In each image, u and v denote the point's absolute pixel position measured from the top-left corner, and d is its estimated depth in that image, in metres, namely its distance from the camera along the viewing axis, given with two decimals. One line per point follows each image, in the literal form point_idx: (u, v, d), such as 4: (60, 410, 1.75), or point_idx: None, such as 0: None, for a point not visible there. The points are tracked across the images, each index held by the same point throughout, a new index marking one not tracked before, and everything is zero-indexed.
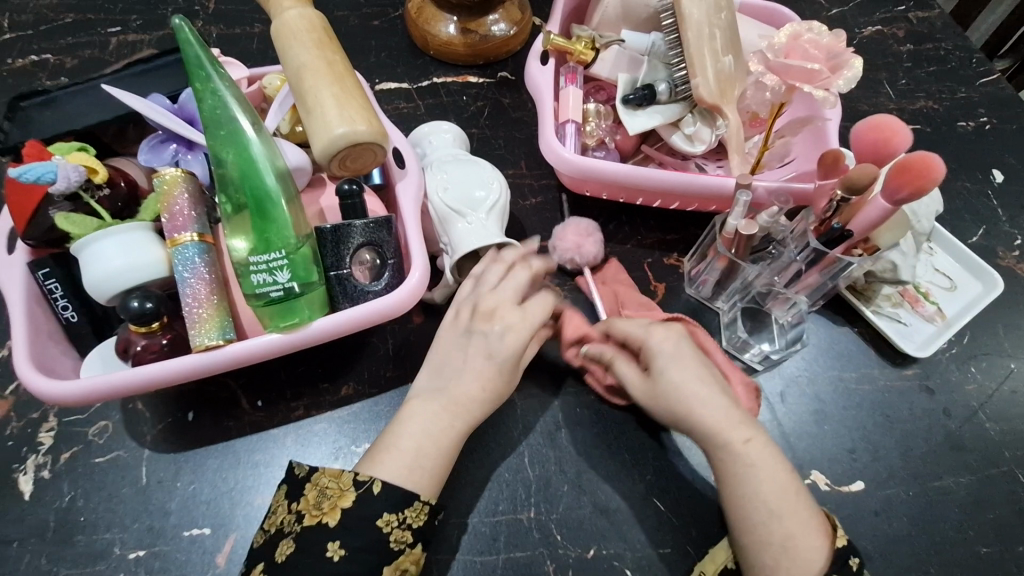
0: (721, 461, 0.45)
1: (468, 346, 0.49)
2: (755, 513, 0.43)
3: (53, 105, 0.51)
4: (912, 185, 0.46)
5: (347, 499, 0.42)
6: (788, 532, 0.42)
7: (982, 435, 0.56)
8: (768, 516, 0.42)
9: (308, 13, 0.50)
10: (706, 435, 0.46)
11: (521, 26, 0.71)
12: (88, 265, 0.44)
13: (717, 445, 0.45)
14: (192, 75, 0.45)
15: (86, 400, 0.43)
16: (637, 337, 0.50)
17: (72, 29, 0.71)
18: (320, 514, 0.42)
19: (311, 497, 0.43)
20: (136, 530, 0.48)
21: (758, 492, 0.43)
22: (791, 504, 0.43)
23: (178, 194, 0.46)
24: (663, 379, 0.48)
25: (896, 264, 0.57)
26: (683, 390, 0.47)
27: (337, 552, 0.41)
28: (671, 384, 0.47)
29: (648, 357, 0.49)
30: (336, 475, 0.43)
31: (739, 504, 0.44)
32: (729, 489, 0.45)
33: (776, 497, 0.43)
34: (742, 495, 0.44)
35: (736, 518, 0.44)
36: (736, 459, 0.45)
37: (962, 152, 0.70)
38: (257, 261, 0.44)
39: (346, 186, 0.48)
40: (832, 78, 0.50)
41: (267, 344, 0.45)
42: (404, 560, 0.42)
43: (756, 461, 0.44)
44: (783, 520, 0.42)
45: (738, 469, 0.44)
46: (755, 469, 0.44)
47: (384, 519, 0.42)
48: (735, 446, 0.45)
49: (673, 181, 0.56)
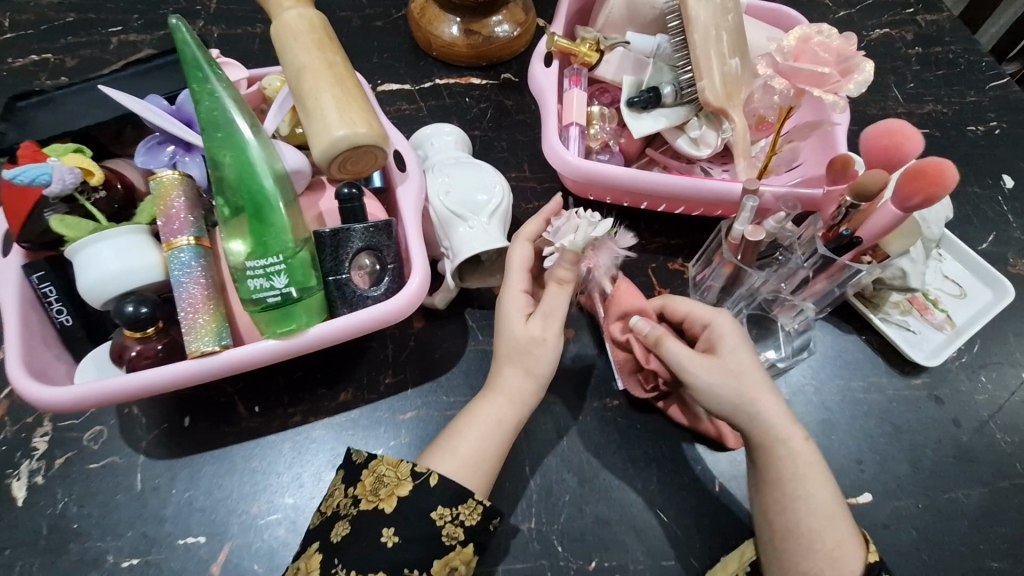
0: (779, 458, 0.45)
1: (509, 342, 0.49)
2: (802, 518, 0.43)
3: (49, 105, 0.51)
4: (924, 192, 0.45)
5: (404, 488, 0.44)
6: (836, 540, 0.43)
7: (993, 447, 0.55)
8: (818, 521, 0.43)
9: (309, 13, 0.50)
10: (768, 431, 0.45)
11: (525, 27, 0.70)
12: (83, 269, 0.43)
13: (777, 441, 0.45)
14: (189, 76, 0.44)
15: (78, 406, 0.42)
16: (704, 316, 0.50)
17: (73, 28, 0.71)
18: (376, 500, 0.43)
19: (368, 484, 0.45)
20: (130, 539, 0.48)
21: (810, 498, 0.44)
22: (838, 511, 0.44)
23: (173, 197, 0.45)
24: (732, 359, 0.47)
25: (905, 272, 0.56)
26: (752, 374, 0.47)
27: (391, 538, 0.42)
28: (741, 365, 0.47)
29: (715, 337, 0.48)
30: (394, 465, 0.45)
31: (785, 509, 0.44)
32: (770, 493, 0.45)
33: (825, 504, 0.44)
34: (794, 498, 0.44)
35: (779, 521, 0.44)
36: (795, 461, 0.45)
37: (972, 157, 0.69)
38: (254, 265, 0.43)
39: (346, 189, 0.47)
40: (842, 82, 0.48)
41: (265, 351, 0.44)
42: (453, 557, 0.43)
43: (811, 465, 0.45)
44: (832, 528, 0.43)
45: (790, 472, 0.44)
46: (809, 474, 0.45)
47: (438, 512, 0.43)
48: (797, 446, 0.45)
49: (678, 186, 0.55)
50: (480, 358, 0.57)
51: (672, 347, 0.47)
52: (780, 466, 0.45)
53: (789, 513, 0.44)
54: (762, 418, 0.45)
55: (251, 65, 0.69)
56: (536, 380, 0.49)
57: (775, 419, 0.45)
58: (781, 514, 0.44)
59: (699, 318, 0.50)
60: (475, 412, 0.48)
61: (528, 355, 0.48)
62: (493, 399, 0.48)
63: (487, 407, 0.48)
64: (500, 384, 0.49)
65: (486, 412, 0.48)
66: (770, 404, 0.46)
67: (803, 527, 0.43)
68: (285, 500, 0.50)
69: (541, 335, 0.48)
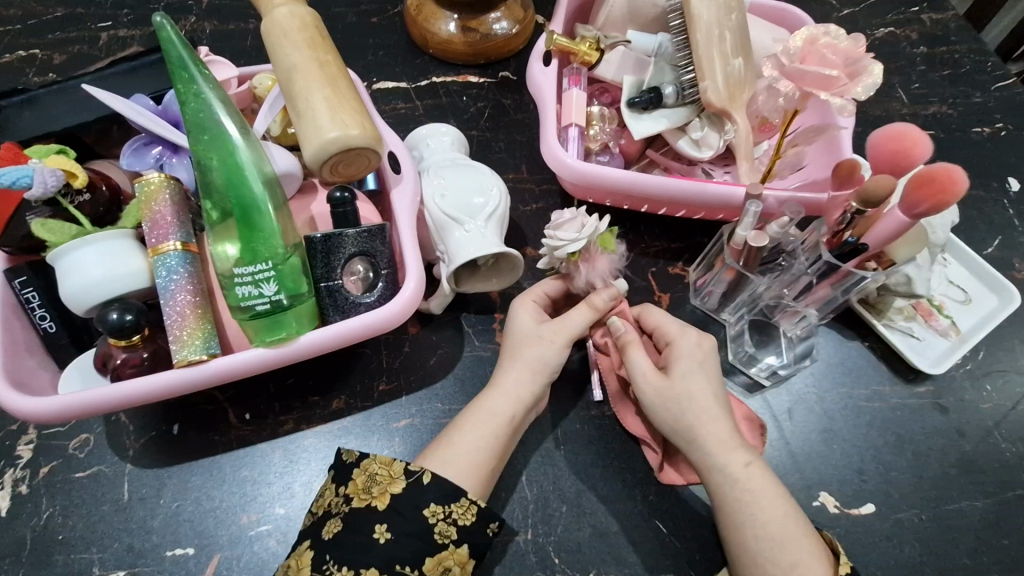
0: (717, 486, 0.44)
1: (514, 360, 0.49)
2: (755, 543, 0.42)
3: (32, 105, 0.49)
4: (933, 199, 0.44)
5: (396, 485, 0.43)
6: (793, 560, 0.41)
7: (998, 457, 0.54)
8: (774, 546, 0.41)
9: (300, 10, 0.48)
10: (706, 456, 0.45)
11: (523, 24, 0.69)
12: (65, 275, 0.42)
13: (713, 468, 0.45)
14: (174, 76, 0.43)
15: (60, 417, 0.41)
16: (670, 333, 0.50)
17: (61, 23, 0.69)
18: (369, 498, 0.42)
19: (360, 483, 0.43)
20: (116, 550, 0.47)
21: (759, 521, 0.42)
22: (796, 530, 0.42)
23: (159, 202, 0.44)
24: (679, 383, 0.47)
25: (910, 278, 0.55)
26: (700, 401, 0.46)
27: (384, 535, 0.41)
28: (687, 390, 0.47)
29: (672, 355, 0.48)
30: (387, 463, 0.44)
31: (738, 539, 0.43)
32: (725, 520, 0.44)
33: (780, 526, 0.42)
34: (742, 525, 0.43)
35: (736, 547, 0.43)
36: (735, 488, 0.44)
37: (978, 160, 0.68)
38: (242, 272, 0.42)
39: (338, 194, 0.45)
40: (850, 85, 0.47)
41: (252, 360, 0.42)
42: (447, 557, 0.42)
43: (759, 488, 0.43)
44: (787, 549, 0.41)
45: (733, 496, 0.44)
46: (758, 497, 0.43)
47: (431, 509, 0.42)
48: (735, 471, 0.44)
49: (680, 189, 0.54)
50: (476, 365, 0.55)
51: (635, 357, 0.48)
52: (723, 492, 0.44)
53: (742, 537, 0.43)
54: (700, 445, 0.45)
55: (244, 62, 0.68)
56: (530, 374, 0.49)
57: (714, 447, 0.45)
58: (737, 541, 0.43)
59: (666, 334, 0.50)
60: (480, 407, 0.48)
61: (533, 353, 0.49)
62: (496, 396, 0.48)
63: (489, 401, 0.48)
64: (502, 380, 0.49)
65: (490, 407, 0.47)
66: (712, 433, 0.45)
67: (756, 553, 0.42)
68: (276, 510, 0.49)
69: (549, 337, 0.49)
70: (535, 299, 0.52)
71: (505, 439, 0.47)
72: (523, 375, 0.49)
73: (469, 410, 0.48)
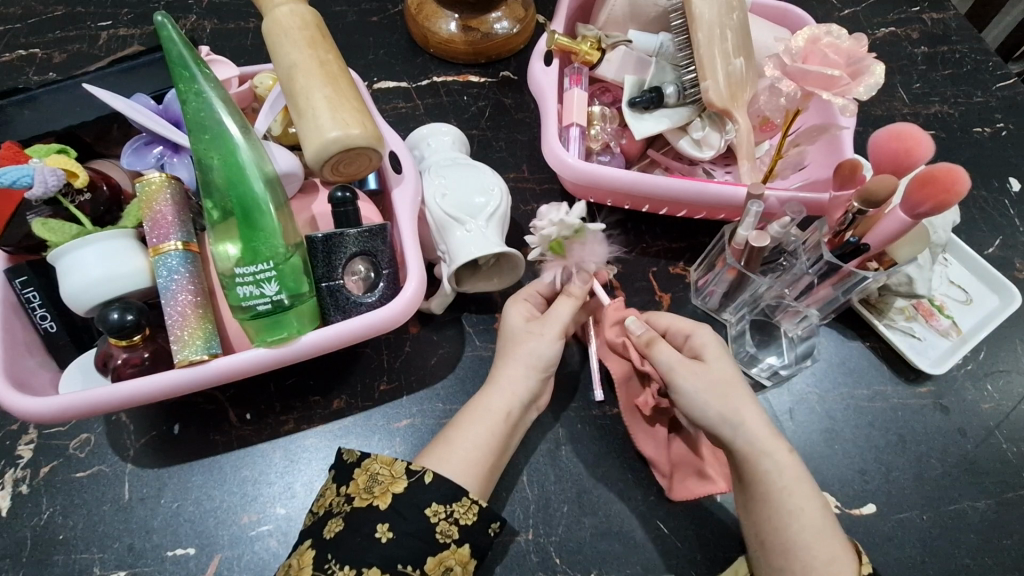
0: (763, 474, 0.44)
1: (511, 357, 0.50)
2: (797, 533, 0.42)
3: (32, 104, 0.49)
4: (935, 199, 0.44)
5: (398, 485, 0.43)
6: (830, 553, 0.41)
7: (999, 457, 0.54)
8: (814, 537, 0.42)
9: (301, 9, 0.48)
10: (751, 443, 0.44)
11: (524, 23, 0.69)
12: (65, 274, 0.42)
13: (762, 456, 0.44)
14: (175, 75, 0.43)
15: (60, 417, 0.41)
16: (686, 327, 0.50)
17: (61, 23, 0.69)
18: (370, 497, 0.42)
19: (361, 483, 0.43)
20: (116, 551, 0.47)
21: (799, 512, 0.42)
22: (828, 524, 0.42)
23: (159, 202, 0.44)
24: (715, 368, 0.47)
25: (911, 278, 0.55)
26: (734, 386, 0.46)
27: (386, 534, 0.41)
28: (725, 376, 0.47)
29: (697, 345, 0.49)
30: (388, 463, 0.44)
31: (778, 529, 0.42)
32: (762, 508, 0.44)
33: (817, 517, 0.42)
34: (784, 515, 0.42)
35: (774, 538, 0.43)
36: (781, 474, 0.43)
37: (979, 159, 0.68)
38: (243, 272, 0.42)
39: (339, 194, 0.45)
40: (852, 84, 0.47)
41: (253, 360, 0.42)
42: (448, 556, 0.42)
43: (798, 478, 0.44)
44: (824, 541, 0.42)
45: (777, 485, 0.43)
46: (796, 488, 0.43)
47: (432, 509, 0.42)
48: (780, 460, 0.44)
49: (680, 189, 0.54)
50: (477, 365, 0.55)
51: (661, 350, 0.48)
52: (767, 480, 0.44)
53: (782, 527, 0.42)
54: (746, 432, 0.45)
55: (244, 61, 0.68)
56: (525, 369, 0.49)
57: (760, 432, 0.44)
58: (776, 531, 0.43)
59: (681, 329, 0.51)
60: (477, 406, 0.48)
61: (528, 349, 0.49)
62: (494, 393, 0.48)
63: (486, 398, 0.48)
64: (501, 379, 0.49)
65: (488, 405, 0.48)
66: (754, 417, 0.45)
67: (799, 544, 0.42)
68: (277, 510, 0.49)
69: (539, 331, 0.50)
70: (528, 298, 0.53)
71: (502, 437, 0.47)
72: (519, 371, 0.49)
73: (468, 409, 0.48)
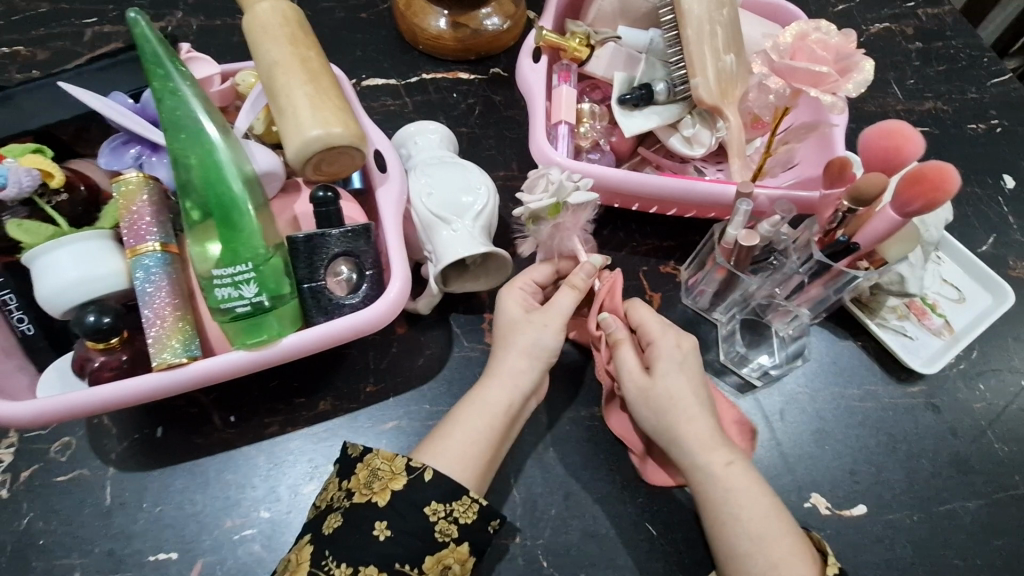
0: (701, 484, 0.44)
1: (510, 348, 0.49)
2: (738, 541, 0.42)
3: (8, 103, 0.48)
4: (924, 198, 0.43)
5: (398, 482, 0.42)
6: (774, 559, 0.40)
7: (991, 457, 0.53)
8: (753, 543, 0.41)
9: (281, 5, 0.47)
10: (687, 456, 0.45)
11: (514, 20, 0.68)
12: (41, 277, 0.41)
13: (695, 467, 0.44)
14: (150, 73, 0.42)
15: (38, 422, 0.40)
16: (652, 333, 0.49)
17: (45, 19, 0.68)
18: (370, 493, 0.42)
19: (362, 477, 0.43)
20: (97, 556, 0.46)
21: (740, 520, 0.42)
22: (777, 529, 0.42)
23: (137, 202, 0.43)
24: (661, 384, 0.46)
25: (903, 276, 0.54)
26: (681, 402, 0.46)
27: (384, 532, 0.40)
28: (672, 390, 0.46)
29: (654, 356, 0.48)
30: (389, 458, 0.43)
31: (722, 537, 0.42)
32: (707, 516, 0.44)
33: (757, 523, 0.42)
34: (727, 523, 0.42)
35: (719, 543, 0.43)
36: (717, 484, 0.43)
37: (973, 157, 0.67)
38: (221, 274, 0.41)
39: (320, 193, 0.45)
40: (840, 82, 0.46)
41: (233, 362, 0.42)
42: (446, 555, 0.41)
43: (738, 485, 0.43)
44: (768, 546, 0.41)
45: (714, 496, 0.43)
46: (740, 490, 0.43)
47: (432, 507, 0.41)
48: (717, 471, 0.44)
49: (670, 188, 0.53)
50: (464, 366, 0.55)
51: (622, 354, 0.48)
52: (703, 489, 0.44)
53: (724, 536, 0.42)
54: (682, 443, 0.45)
55: (229, 58, 0.67)
56: (528, 360, 0.48)
57: (695, 442, 0.45)
58: (720, 539, 0.42)
59: (648, 333, 0.49)
60: (475, 399, 0.47)
61: (526, 338, 0.49)
62: (494, 386, 0.47)
63: (485, 393, 0.47)
64: (493, 378, 0.48)
65: (488, 403, 0.47)
66: (692, 428, 0.45)
67: (739, 551, 0.41)
68: (261, 514, 0.48)
69: (541, 322, 0.49)
70: (523, 285, 0.51)
71: (494, 429, 0.46)
72: (516, 360, 0.48)
73: (465, 401, 0.47)
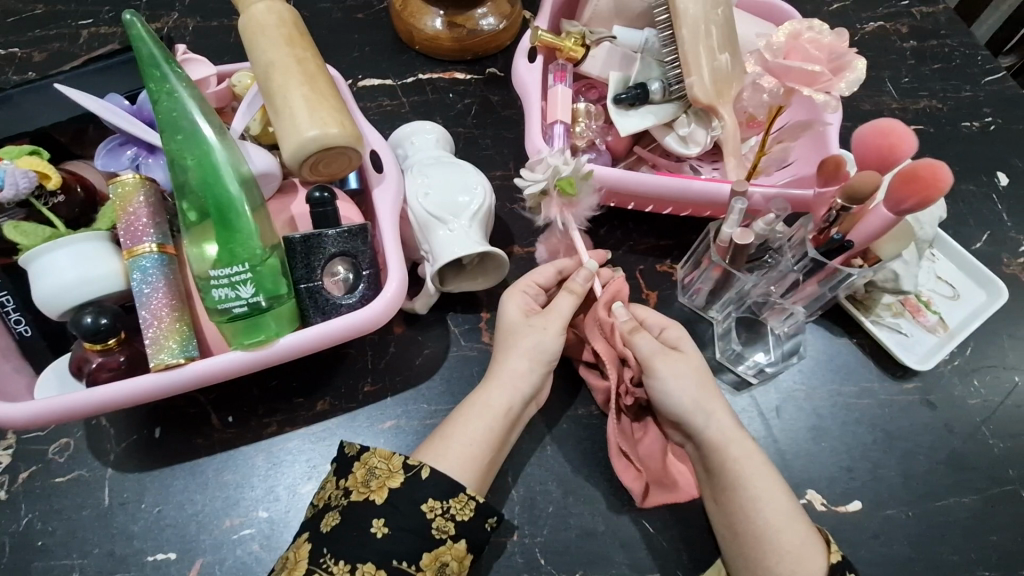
0: (734, 459, 0.44)
1: (512, 348, 0.49)
2: (766, 515, 0.42)
3: (4, 105, 0.48)
4: (918, 195, 0.44)
5: (395, 480, 0.42)
6: (801, 531, 0.42)
7: (986, 453, 0.53)
8: (780, 517, 0.42)
9: (278, 6, 0.47)
10: (716, 432, 0.45)
11: (510, 19, 0.68)
12: (39, 278, 0.41)
13: (730, 442, 0.45)
14: (146, 74, 0.42)
15: (37, 423, 0.40)
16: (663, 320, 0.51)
17: (42, 20, 0.68)
18: (367, 491, 0.42)
19: (359, 476, 0.43)
20: (97, 556, 0.46)
21: (768, 494, 0.43)
22: (795, 504, 0.44)
23: (133, 203, 0.43)
24: (687, 362, 0.48)
25: (898, 274, 0.55)
26: (706, 382, 0.47)
27: (381, 530, 0.40)
28: (699, 369, 0.48)
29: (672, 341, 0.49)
30: (387, 456, 0.43)
31: (750, 514, 0.43)
32: (731, 495, 0.44)
33: (781, 498, 0.43)
34: (754, 499, 0.43)
35: (748, 520, 0.43)
36: (747, 459, 0.44)
37: (968, 154, 0.68)
38: (219, 274, 0.41)
39: (317, 194, 0.45)
40: (834, 81, 0.47)
41: (231, 362, 0.42)
42: (444, 552, 0.41)
43: (762, 461, 0.45)
44: (793, 519, 0.42)
45: (743, 472, 0.44)
46: (761, 471, 0.44)
47: (429, 504, 0.42)
48: (746, 446, 0.45)
49: (664, 188, 0.54)
50: (462, 365, 0.55)
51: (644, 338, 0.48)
52: (734, 466, 0.44)
53: (754, 511, 0.43)
54: (715, 419, 0.46)
55: (227, 59, 0.67)
56: (529, 362, 0.48)
57: (722, 418, 0.46)
58: (750, 516, 0.43)
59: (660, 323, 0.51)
60: (475, 399, 0.47)
61: (528, 343, 0.48)
62: (494, 387, 0.47)
63: (486, 394, 0.47)
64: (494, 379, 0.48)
65: (484, 400, 0.47)
66: (718, 405, 0.46)
67: (769, 527, 0.42)
68: (260, 513, 0.48)
69: (542, 327, 0.49)
70: (523, 290, 0.51)
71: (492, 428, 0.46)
72: (516, 362, 0.48)
73: (466, 404, 0.47)
